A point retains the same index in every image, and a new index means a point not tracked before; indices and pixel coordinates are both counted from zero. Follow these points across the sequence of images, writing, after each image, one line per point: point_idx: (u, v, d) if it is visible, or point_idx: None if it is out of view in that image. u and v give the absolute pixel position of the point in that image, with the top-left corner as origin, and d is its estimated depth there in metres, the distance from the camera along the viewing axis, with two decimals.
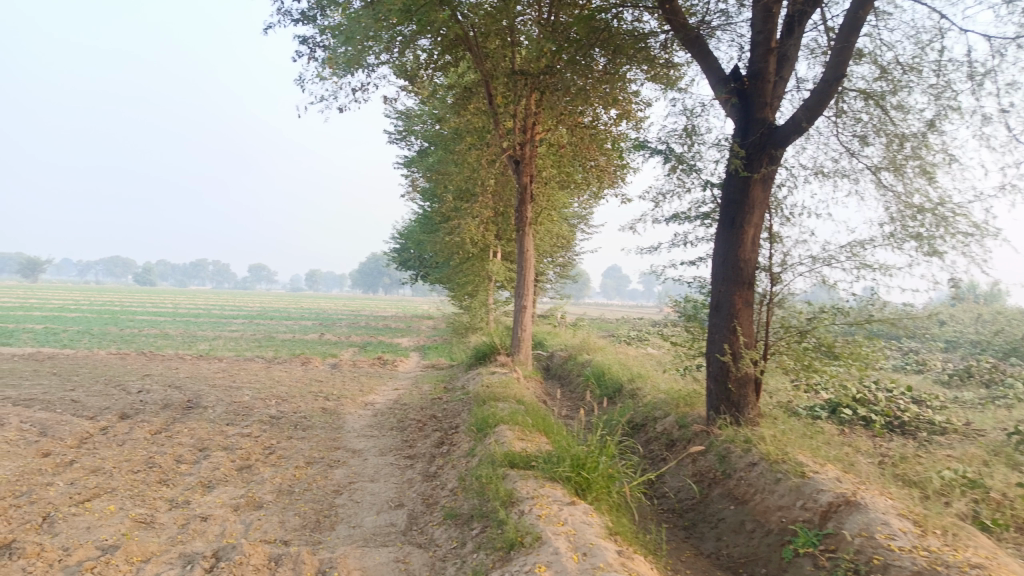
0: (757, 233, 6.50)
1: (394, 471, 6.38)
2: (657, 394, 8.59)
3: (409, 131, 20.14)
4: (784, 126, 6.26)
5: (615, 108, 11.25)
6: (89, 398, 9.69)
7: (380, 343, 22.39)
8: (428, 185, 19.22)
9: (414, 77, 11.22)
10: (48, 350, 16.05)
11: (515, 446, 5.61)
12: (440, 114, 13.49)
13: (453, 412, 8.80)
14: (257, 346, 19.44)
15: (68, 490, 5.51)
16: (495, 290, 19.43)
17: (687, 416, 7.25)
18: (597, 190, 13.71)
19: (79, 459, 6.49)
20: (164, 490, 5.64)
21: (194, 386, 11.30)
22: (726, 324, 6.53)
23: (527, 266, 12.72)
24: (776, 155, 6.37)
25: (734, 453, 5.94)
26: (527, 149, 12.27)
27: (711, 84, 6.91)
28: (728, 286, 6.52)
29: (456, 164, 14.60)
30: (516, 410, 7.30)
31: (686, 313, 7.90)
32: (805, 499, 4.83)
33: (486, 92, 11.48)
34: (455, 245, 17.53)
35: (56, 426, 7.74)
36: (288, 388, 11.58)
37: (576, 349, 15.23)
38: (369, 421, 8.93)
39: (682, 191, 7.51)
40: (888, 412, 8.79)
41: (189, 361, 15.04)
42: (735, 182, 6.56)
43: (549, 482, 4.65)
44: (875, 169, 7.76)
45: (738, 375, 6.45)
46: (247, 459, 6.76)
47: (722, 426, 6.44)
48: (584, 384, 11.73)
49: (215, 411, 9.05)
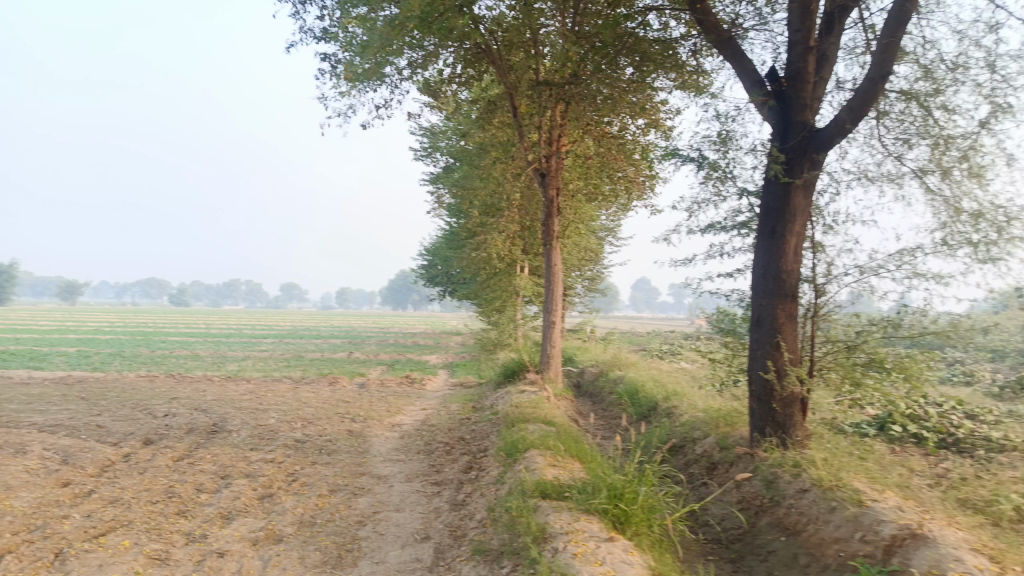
0: (799, 242, 6.12)
1: (421, 500, 6.09)
2: (694, 414, 8.21)
3: (434, 147, 20.03)
4: (826, 128, 5.90)
5: (643, 117, 10.94)
6: (114, 424, 9.58)
7: (408, 361, 22.20)
8: (454, 201, 19.06)
9: (438, 92, 11.04)
10: (79, 373, 16.10)
11: (547, 473, 5.30)
12: (465, 129, 13.31)
13: (482, 434, 8.49)
14: (286, 367, 19.33)
15: (83, 523, 5.33)
16: (523, 305, 19.14)
17: (728, 437, 6.87)
18: (626, 202, 13.39)
19: (98, 489, 6.32)
20: (182, 523, 5.41)
21: (220, 408, 11.16)
22: (769, 340, 6.15)
23: (555, 280, 12.42)
24: (818, 160, 6.01)
25: (781, 478, 5.56)
26: (553, 161, 12.01)
27: (746, 87, 6.58)
28: (770, 299, 6.15)
29: (481, 179, 14.41)
30: (548, 433, 6.98)
31: (723, 328, 7.52)
32: (864, 531, 4.45)
33: (510, 106, 11.27)
34: (482, 261, 17.29)
35: (78, 454, 7.61)
36: (314, 409, 11.39)
37: (607, 364, 14.86)
38: (396, 444, 8.67)
39: (717, 200, 7.19)
40: (940, 429, 8.29)
41: (216, 383, 14.97)
42: (775, 189, 6.20)
43: (584, 515, 4.31)
44: (920, 173, 7.34)
45: (783, 394, 6.07)
46: (269, 487, 6.52)
47: (768, 449, 6.05)
48: (616, 402, 11.35)
49: (239, 435, 8.87)
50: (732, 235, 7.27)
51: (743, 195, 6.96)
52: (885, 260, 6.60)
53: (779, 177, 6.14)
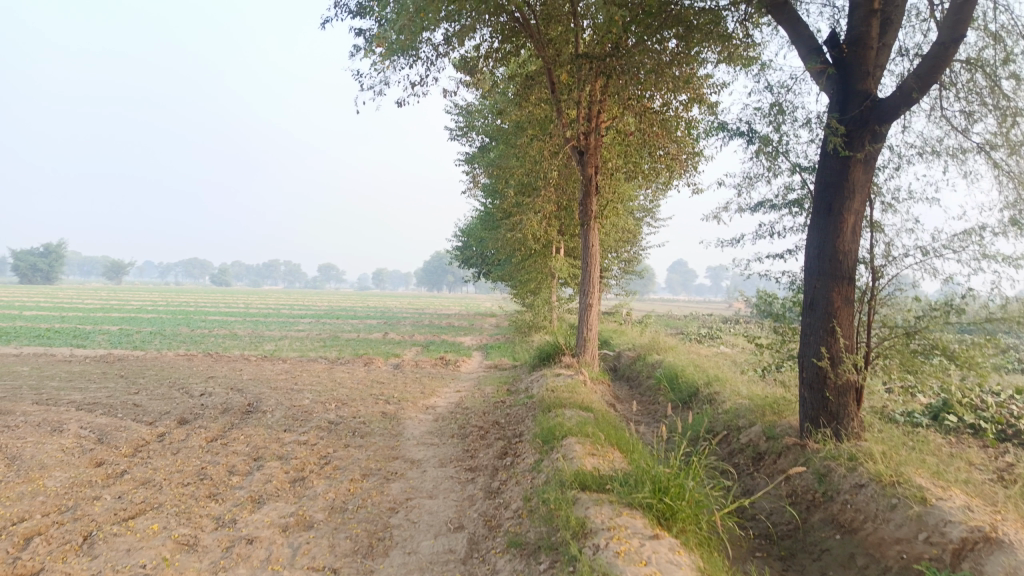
0: (858, 220, 5.74)
1: (455, 486, 5.90)
2: (738, 401, 7.88)
3: (469, 127, 19.75)
4: (890, 97, 5.49)
5: (685, 93, 10.52)
6: (151, 403, 9.59)
7: (443, 342, 22.10)
8: (490, 181, 18.79)
9: (474, 68, 10.74)
10: (120, 351, 16.30)
11: (586, 462, 5.06)
12: (501, 106, 13.00)
13: (517, 419, 8.29)
14: (321, 346, 19.35)
15: (113, 505, 5.25)
16: (558, 287, 18.85)
17: (776, 426, 6.55)
18: (666, 180, 12.97)
19: (131, 470, 6.26)
20: (212, 507, 5.31)
21: (256, 388, 11.14)
22: (823, 325, 5.80)
23: (593, 261, 12.11)
24: (880, 132, 5.61)
25: (836, 472, 5.23)
26: (592, 139, 11.65)
27: (802, 56, 6.19)
28: (824, 281, 5.79)
29: (518, 157, 14.12)
30: (585, 419, 6.73)
31: (771, 312, 7.17)
32: (929, 531, 4.12)
33: (548, 81, 10.92)
34: (518, 242, 17.00)
35: (113, 433, 7.61)
36: (349, 390, 11.31)
37: (645, 348, 14.53)
38: (430, 427, 8.51)
39: (769, 176, 6.83)
40: (999, 420, 7.84)
41: (253, 362, 15.02)
42: (833, 164, 5.83)
43: (626, 509, 4.06)
44: (985, 149, 6.86)
45: (838, 382, 5.72)
46: (300, 471, 6.40)
47: (821, 440, 5.72)
48: (655, 386, 11.05)
49: (273, 415, 8.80)
50: (783, 214, 6.91)
51: (797, 171, 6.58)
52: (949, 241, 6.18)
53: (837, 151, 5.75)
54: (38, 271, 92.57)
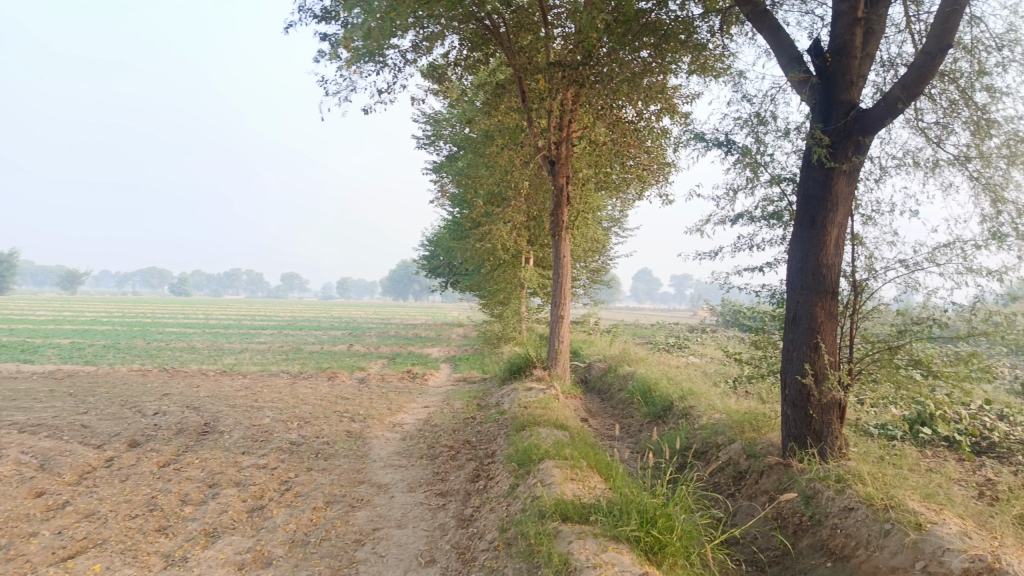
0: (841, 233, 5.60)
1: (425, 514, 5.56)
2: (715, 417, 7.68)
3: (437, 135, 19.47)
4: (875, 107, 5.37)
5: (656, 103, 10.38)
6: (100, 424, 9.06)
7: (410, 354, 21.69)
8: (458, 191, 18.51)
9: (442, 76, 10.46)
10: (70, 367, 15.57)
11: (565, 490, 4.79)
12: (469, 115, 12.76)
13: (489, 437, 7.97)
14: (283, 360, 18.78)
15: (52, 542, 4.81)
16: (527, 297, 18.59)
17: (756, 444, 6.36)
18: (636, 190, 12.85)
19: (73, 500, 5.80)
20: (161, 542, 4.89)
21: (214, 406, 10.63)
22: (806, 340, 5.63)
23: (564, 272, 11.89)
24: (864, 143, 5.49)
25: (823, 495, 5.04)
26: (563, 148, 11.47)
27: (785, 65, 6.06)
28: (807, 296, 5.62)
29: (487, 167, 13.87)
30: (561, 439, 6.47)
31: (751, 326, 6.99)
32: (927, 560, 3.93)
33: (518, 90, 10.69)
34: (487, 252, 16.71)
35: (57, 458, 7.10)
36: (312, 407, 10.85)
37: (616, 359, 14.32)
38: (397, 447, 8.14)
39: (747, 188, 6.68)
40: (974, 432, 7.73)
41: (212, 378, 14.45)
42: (816, 175, 5.67)
43: (612, 543, 3.78)
44: (960, 160, 6.78)
45: (822, 400, 5.55)
46: (259, 499, 5.99)
47: (806, 460, 5.53)
48: (627, 400, 10.84)
49: (232, 436, 8.35)
50: (763, 226, 6.75)
51: (777, 183, 6.42)
52: (932, 254, 6.05)
53: (821, 162, 5.60)
54: None
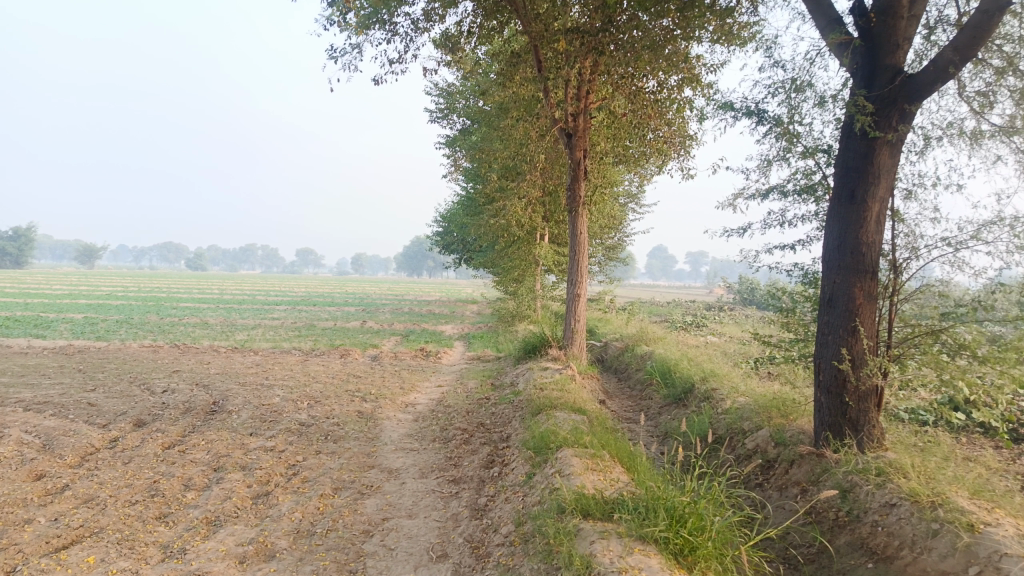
0: (883, 208, 5.21)
1: (437, 503, 5.30)
2: (740, 401, 7.35)
3: (450, 108, 19.03)
4: (924, 72, 4.95)
5: (678, 73, 9.90)
6: (107, 402, 8.86)
7: (424, 330, 21.46)
8: (471, 165, 18.11)
9: (456, 45, 10.01)
10: (81, 342, 15.45)
11: (585, 482, 4.49)
12: (483, 87, 12.34)
13: (504, 421, 7.70)
14: (295, 336, 18.59)
15: (47, 531, 4.59)
16: (542, 274, 18.21)
17: (785, 431, 6.04)
18: (656, 164, 12.39)
19: (73, 484, 5.59)
20: (160, 532, 4.65)
21: (223, 385, 10.41)
22: (844, 323, 5.27)
23: (580, 249, 11.54)
24: (910, 111, 5.07)
25: (861, 489, 4.72)
26: (581, 120, 11.06)
27: (825, 29, 5.63)
28: (845, 275, 5.26)
29: (502, 140, 13.45)
30: (579, 425, 6.18)
31: (782, 306, 6.64)
32: (982, 565, 3.60)
33: (534, 58, 10.14)
34: (501, 228, 16.34)
35: (61, 439, 6.90)
36: (323, 386, 10.62)
37: (633, 338, 13.95)
38: (409, 429, 7.89)
39: (780, 160, 6.30)
40: (1012, 419, 7.31)
41: (223, 355, 14.25)
42: (857, 146, 5.27)
43: (638, 544, 3.49)
44: (1006, 131, 6.30)
45: (859, 387, 5.21)
46: (265, 484, 5.75)
47: (843, 451, 5.21)
48: (646, 381, 10.50)
49: (240, 416, 8.13)
50: (797, 201, 6.37)
51: (813, 154, 6.03)
52: (978, 230, 5.64)
53: (863, 131, 5.18)
54: (8, 256, 90.35)
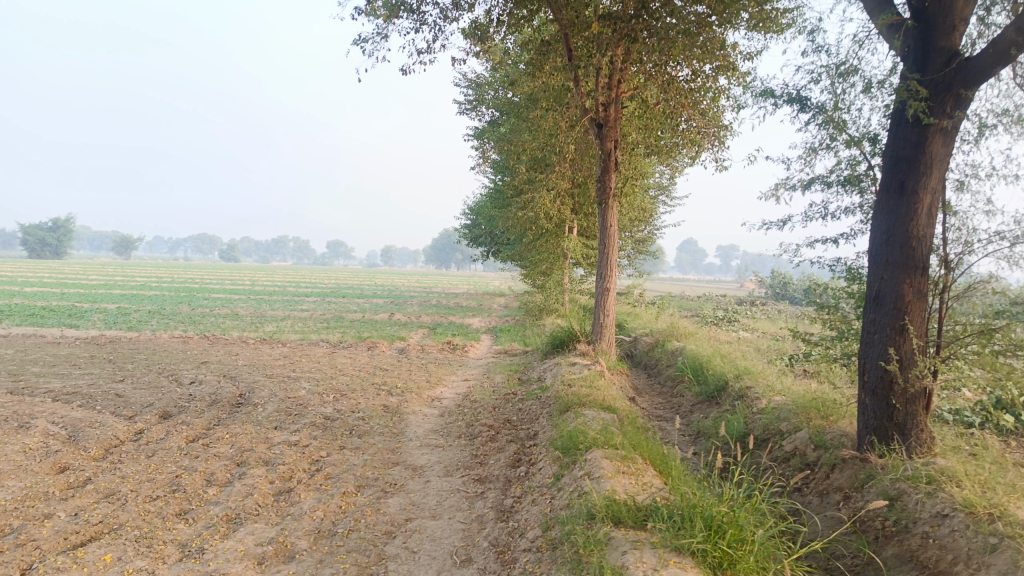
0: (935, 200, 4.90)
1: (461, 504, 5.13)
2: (777, 400, 7.07)
3: (479, 99, 18.82)
4: (982, 55, 4.64)
5: (712, 61, 9.55)
6: (134, 393, 8.85)
7: (451, 323, 21.36)
8: (500, 157, 17.89)
9: (485, 34, 9.78)
10: (113, 332, 15.60)
11: (616, 485, 4.29)
12: (512, 76, 12.09)
13: (531, 417, 7.53)
14: (324, 328, 18.60)
15: (66, 526, 4.52)
16: (570, 267, 17.96)
17: (826, 433, 5.78)
18: (689, 155, 12.04)
19: (95, 478, 5.53)
20: (179, 530, 4.56)
21: (250, 377, 10.36)
22: (891, 322, 4.98)
23: (610, 242, 11.30)
24: (966, 96, 4.76)
25: (910, 497, 4.45)
26: (612, 110, 10.78)
27: (875, 10, 5.32)
28: (893, 271, 4.96)
29: (530, 131, 13.21)
30: (609, 424, 5.97)
31: (822, 303, 6.35)
32: None
33: (564, 47, 9.87)
34: (529, 220, 16.11)
35: (87, 430, 6.88)
36: (349, 379, 10.53)
37: (663, 333, 13.66)
38: (434, 424, 7.74)
39: (823, 149, 6.01)
40: None
41: (251, 346, 14.26)
42: (907, 134, 4.97)
43: (674, 556, 3.28)
44: None
45: (907, 389, 4.94)
46: (287, 481, 5.63)
47: (888, 456, 4.95)
48: (677, 378, 10.22)
49: (265, 409, 8.06)
50: (841, 192, 6.08)
51: (859, 143, 5.73)
52: None
53: (915, 118, 4.88)
54: (47, 246, 92.44)
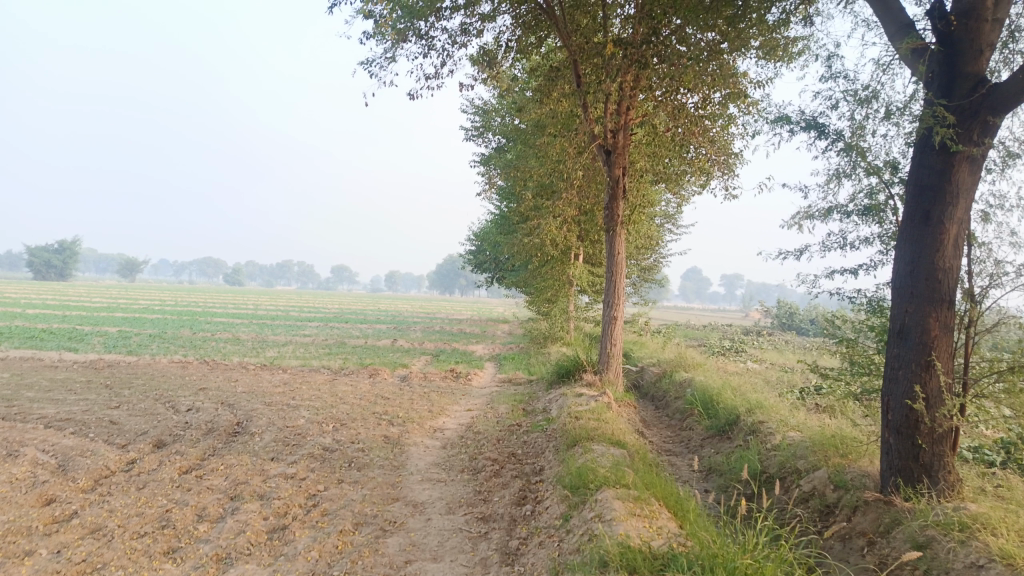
0: (961, 231, 4.71)
1: (464, 545, 4.87)
2: (792, 436, 6.82)
3: (486, 126, 18.78)
4: (1011, 81, 4.49)
5: (723, 89, 9.43)
6: (129, 421, 8.62)
7: (455, 350, 21.10)
8: (506, 184, 17.78)
9: (493, 60, 9.67)
10: (112, 356, 15.39)
11: (629, 530, 4.03)
12: (520, 103, 12.00)
13: (537, 451, 7.29)
14: (326, 354, 18.37)
15: (46, 566, 4.28)
16: (576, 295, 17.75)
17: (846, 473, 5.53)
18: (698, 183, 11.88)
19: (82, 512, 5.29)
20: (165, 570, 4.31)
21: (248, 404, 10.12)
22: (917, 358, 4.75)
23: (617, 270, 11.11)
24: (993, 123, 4.62)
25: (941, 545, 4.18)
26: (620, 137, 10.64)
27: (897, 35, 5.18)
28: (918, 304, 4.75)
29: (538, 157, 13.10)
30: (619, 460, 5.73)
31: (841, 337, 6.14)
32: None
33: (573, 73, 9.77)
34: (535, 247, 15.93)
35: (77, 459, 6.65)
36: (349, 407, 10.28)
37: (671, 363, 13.40)
38: (437, 457, 7.49)
39: (843, 176, 5.83)
40: None
41: (251, 372, 14.03)
42: (932, 162, 4.78)
43: None
44: None
45: (934, 428, 4.70)
46: (282, 517, 5.38)
47: (913, 499, 4.70)
48: (686, 410, 9.95)
49: (263, 439, 7.82)
50: (861, 222, 5.89)
51: (881, 171, 5.56)
52: None
53: (941, 145, 4.70)
54: (53, 268, 92.78)
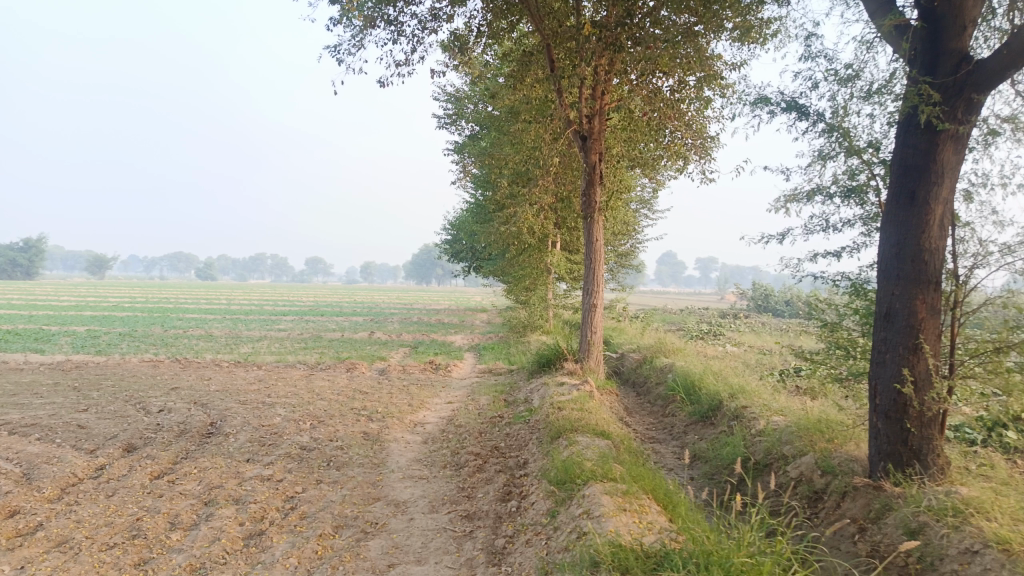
0: (946, 211, 4.64)
1: (448, 545, 4.73)
2: (776, 421, 6.75)
3: (459, 114, 18.51)
4: (996, 57, 4.41)
5: (698, 72, 9.29)
6: (98, 424, 8.34)
7: (433, 341, 20.89)
8: (481, 172, 17.56)
9: (465, 46, 9.43)
10: (80, 357, 14.95)
11: (620, 527, 3.91)
12: (493, 89, 11.78)
13: (519, 444, 7.16)
14: (301, 349, 18.06)
15: None
16: (554, 282, 17.61)
17: (834, 459, 5.46)
18: (674, 167, 11.77)
19: (47, 523, 5.06)
20: None
21: (222, 403, 9.85)
22: (904, 341, 4.68)
23: (596, 257, 10.99)
24: (977, 101, 4.53)
25: (934, 530, 4.12)
26: (596, 122, 10.50)
27: (880, 12, 5.08)
28: (905, 287, 4.67)
29: (513, 145, 12.89)
30: (605, 452, 5.61)
31: (825, 321, 6.06)
32: None
33: (547, 58, 9.58)
34: (512, 235, 15.75)
35: (43, 467, 6.38)
36: (327, 404, 10.07)
37: (650, 349, 13.34)
38: (418, 452, 7.33)
39: (825, 158, 5.75)
40: None
41: (225, 370, 13.71)
42: (916, 141, 4.70)
43: None
44: None
45: (923, 412, 4.64)
46: (259, 521, 5.19)
47: (902, 484, 4.65)
48: (667, 397, 9.87)
49: (237, 440, 7.59)
50: (843, 204, 5.82)
51: (863, 152, 5.48)
52: None
53: (926, 124, 4.61)
54: (19, 267, 90.67)
